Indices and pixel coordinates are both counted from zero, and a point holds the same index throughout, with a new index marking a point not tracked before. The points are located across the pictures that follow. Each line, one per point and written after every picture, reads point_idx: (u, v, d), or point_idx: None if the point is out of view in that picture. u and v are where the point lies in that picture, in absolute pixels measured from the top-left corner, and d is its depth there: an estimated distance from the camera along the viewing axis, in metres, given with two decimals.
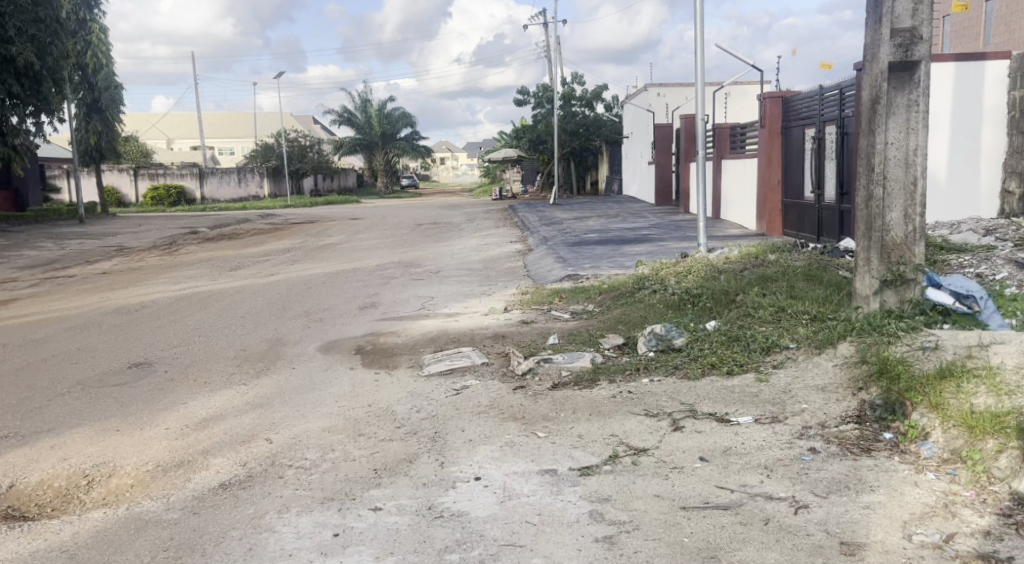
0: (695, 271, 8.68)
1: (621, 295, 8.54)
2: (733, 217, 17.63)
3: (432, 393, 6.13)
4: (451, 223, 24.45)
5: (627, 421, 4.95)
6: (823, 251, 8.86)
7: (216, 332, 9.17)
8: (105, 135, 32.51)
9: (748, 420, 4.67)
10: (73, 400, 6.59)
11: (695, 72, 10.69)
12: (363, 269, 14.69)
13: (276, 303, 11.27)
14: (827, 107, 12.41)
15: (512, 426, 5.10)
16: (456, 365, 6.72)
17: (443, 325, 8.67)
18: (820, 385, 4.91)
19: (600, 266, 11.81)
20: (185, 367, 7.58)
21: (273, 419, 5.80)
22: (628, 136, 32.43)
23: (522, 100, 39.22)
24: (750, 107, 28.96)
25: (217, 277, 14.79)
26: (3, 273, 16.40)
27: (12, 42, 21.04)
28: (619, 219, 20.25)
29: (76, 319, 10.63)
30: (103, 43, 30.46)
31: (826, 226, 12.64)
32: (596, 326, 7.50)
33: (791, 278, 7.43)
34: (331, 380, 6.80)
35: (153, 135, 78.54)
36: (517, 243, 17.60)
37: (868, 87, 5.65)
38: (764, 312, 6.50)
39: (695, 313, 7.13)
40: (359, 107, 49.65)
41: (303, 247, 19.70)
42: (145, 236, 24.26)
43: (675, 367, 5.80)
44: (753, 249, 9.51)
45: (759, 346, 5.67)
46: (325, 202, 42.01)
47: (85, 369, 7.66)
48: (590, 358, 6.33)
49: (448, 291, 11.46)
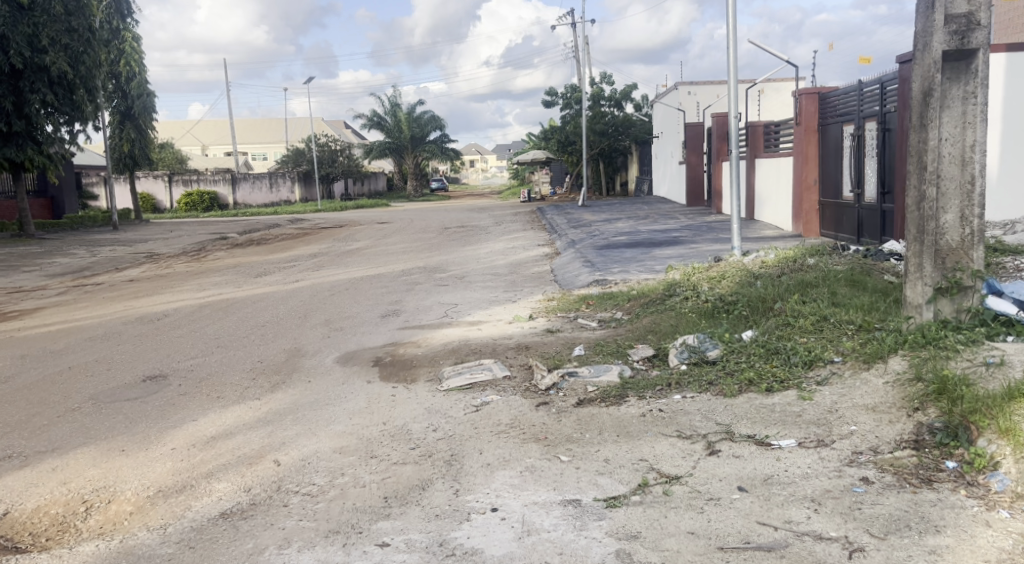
0: (729, 277, 8.26)
1: (651, 302, 8.13)
2: (767, 218, 17.12)
3: (450, 410, 5.77)
4: (479, 226, 24.17)
5: (656, 444, 4.56)
6: (866, 254, 8.39)
7: (234, 342, 8.92)
8: (139, 142, 32.46)
9: (790, 444, 4.27)
10: (80, 416, 6.30)
11: (727, 69, 10.25)
12: (389, 275, 14.42)
13: (298, 311, 11.02)
14: (867, 103, 11.90)
15: (534, 448, 4.74)
16: (477, 379, 6.38)
17: (465, 333, 8.35)
18: (869, 405, 4.49)
19: (630, 270, 11.42)
20: (200, 381, 7.30)
21: (284, 438, 5.47)
22: (658, 136, 31.94)
23: (551, 101, 38.88)
24: (783, 105, 28.35)
25: (242, 284, 14.61)
26: (32, 281, 16.39)
27: (45, 51, 21.26)
28: (649, 221, 19.79)
29: (97, 328, 10.44)
30: (136, 52, 30.82)
31: (866, 226, 12.11)
32: (624, 336, 7.11)
33: (832, 284, 7.02)
34: (346, 395, 6.49)
35: (188, 142, 79.47)
36: (544, 246, 17.22)
37: (919, 79, 5.21)
38: (805, 322, 6.09)
39: (730, 322, 6.73)
40: (388, 111, 49.61)
41: (331, 253, 19.54)
42: (175, 242, 24.30)
43: (709, 383, 5.39)
44: (790, 253, 9.07)
45: (801, 360, 5.26)
46: (355, 207, 41.96)
47: (98, 383, 7.40)
48: (618, 373, 5.94)
49: (473, 297, 11.15)
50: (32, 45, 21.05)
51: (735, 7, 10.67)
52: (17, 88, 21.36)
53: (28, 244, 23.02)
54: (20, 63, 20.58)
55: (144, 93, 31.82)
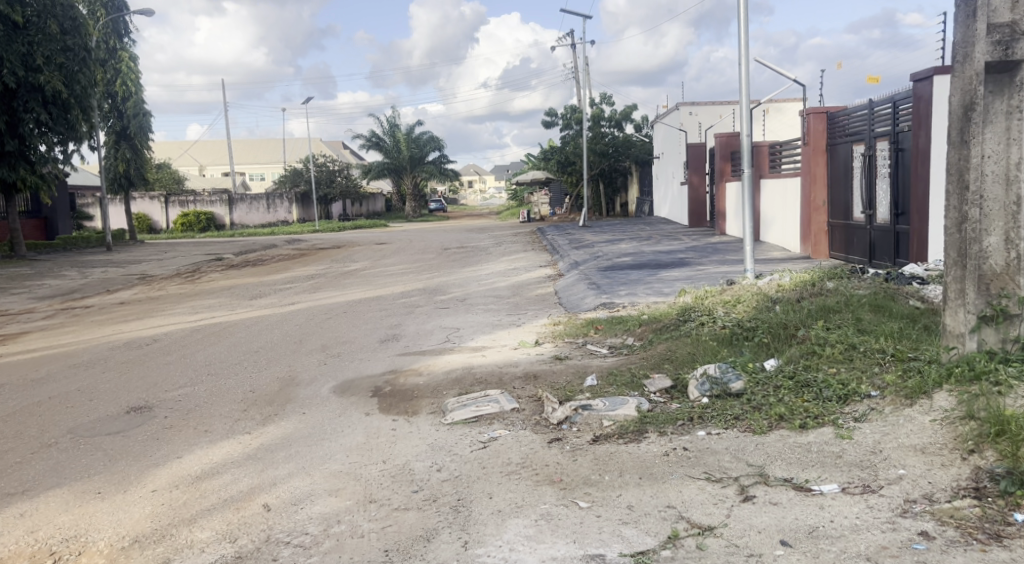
0: (745, 301, 7.88)
1: (664, 327, 7.75)
2: (774, 239, 16.79)
3: (454, 447, 5.37)
4: (479, 247, 23.81)
5: (683, 489, 4.19)
6: (888, 278, 8.03)
7: (226, 370, 8.52)
8: (135, 162, 32.09)
9: (833, 489, 3.89)
10: (56, 453, 5.91)
11: (739, 87, 9.93)
12: (387, 297, 14.05)
13: (293, 335, 10.62)
14: (878, 122, 11.59)
15: (549, 492, 4.37)
16: (483, 412, 5.98)
17: (468, 361, 7.95)
18: (917, 446, 4.10)
19: (637, 293, 11.06)
20: (187, 412, 6.88)
21: (275, 478, 5.07)
22: (659, 157, 31.73)
23: (551, 122, 38.69)
24: (787, 126, 28.10)
25: (236, 307, 14.23)
26: (20, 304, 15.98)
27: (40, 71, 20.99)
28: (652, 242, 19.45)
29: (82, 355, 10.03)
30: (132, 72, 30.57)
31: (879, 248, 11.76)
32: (638, 364, 6.74)
33: (856, 310, 6.65)
34: (343, 428, 6.08)
35: (186, 162, 79.40)
36: (546, 268, 16.85)
37: (959, 92, 4.91)
38: (833, 351, 5.71)
39: (751, 350, 6.36)
40: (387, 132, 49.32)
41: (328, 274, 19.14)
42: (169, 263, 23.91)
43: (734, 418, 5.01)
44: (807, 275, 8.72)
45: (835, 395, 4.88)
46: (353, 227, 41.68)
47: (79, 415, 7.00)
48: (635, 406, 5.56)
49: (475, 321, 10.75)
50: (26, 64, 20.76)
51: (745, 22, 10.40)
52: (11, 107, 21.03)
53: (19, 265, 22.61)
54: (13, 82, 20.27)
55: (141, 113, 31.46)
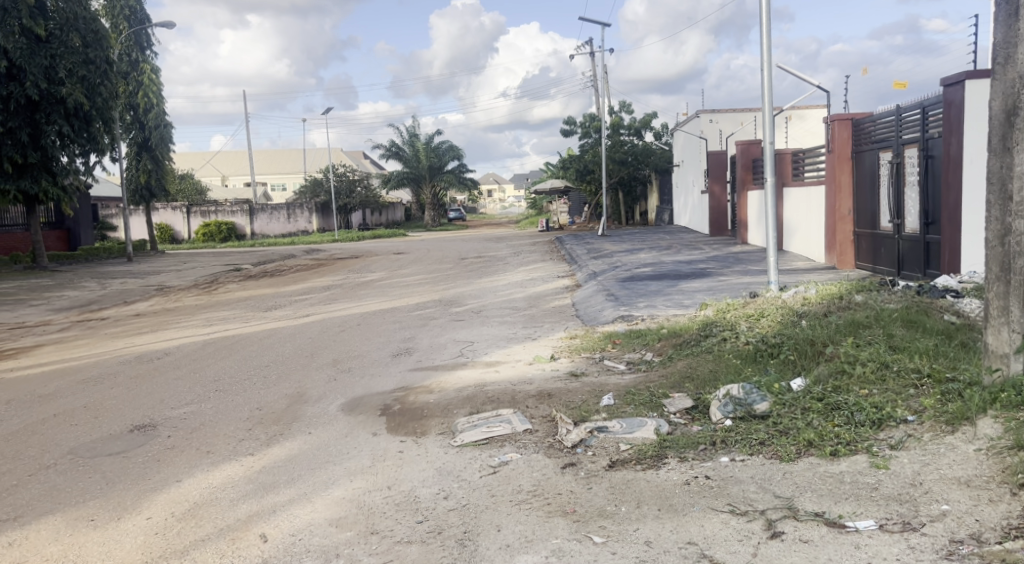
0: (768, 315, 7.56)
1: (684, 343, 7.45)
2: (797, 247, 16.41)
3: (463, 472, 5.09)
4: (497, 257, 23.55)
5: (705, 523, 3.89)
6: (919, 291, 7.69)
7: (234, 386, 8.28)
8: (156, 173, 32.01)
9: (869, 526, 3.63)
10: (53, 477, 5.68)
11: (762, 93, 9.62)
12: (402, 309, 13.82)
13: (304, 349, 10.39)
14: (905, 129, 11.25)
15: (561, 525, 4.10)
16: (494, 433, 5.70)
17: (481, 377, 7.68)
18: (961, 478, 3.86)
19: (656, 305, 10.76)
20: (191, 432, 6.65)
21: (276, 505, 4.82)
22: (679, 165, 31.38)
23: (569, 130, 38.45)
24: (809, 134, 27.70)
25: (250, 319, 14.05)
26: (37, 316, 15.91)
27: (62, 83, 21.01)
28: (672, 251, 19.11)
29: (92, 369, 9.84)
30: (153, 84, 30.63)
31: (908, 259, 11.39)
32: (658, 383, 6.43)
33: (887, 325, 6.33)
34: (349, 450, 5.82)
35: (209, 173, 79.93)
36: (564, 279, 16.56)
37: (1000, 95, 4.64)
38: (864, 371, 5.41)
39: (776, 369, 6.06)
40: (406, 141, 49.27)
41: (344, 285, 18.94)
42: (188, 274, 23.84)
43: (759, 444, 4.72)
44: (833, 288, 8.40)
45: (868, 419, 4.57)
46: (372, 236, 41.56)
47: (81, 434, 6.77)
48: (654, 428, 5.28)
49: (490, 334, 10.47)
50: (49, 77, 20.80)
51: (768, 27, 10.11)
52: (34, 119, 21.04)
53: (39, 276, 22.61)
54: (36, 94, 20.29)
55: (162, 124, 31.51)
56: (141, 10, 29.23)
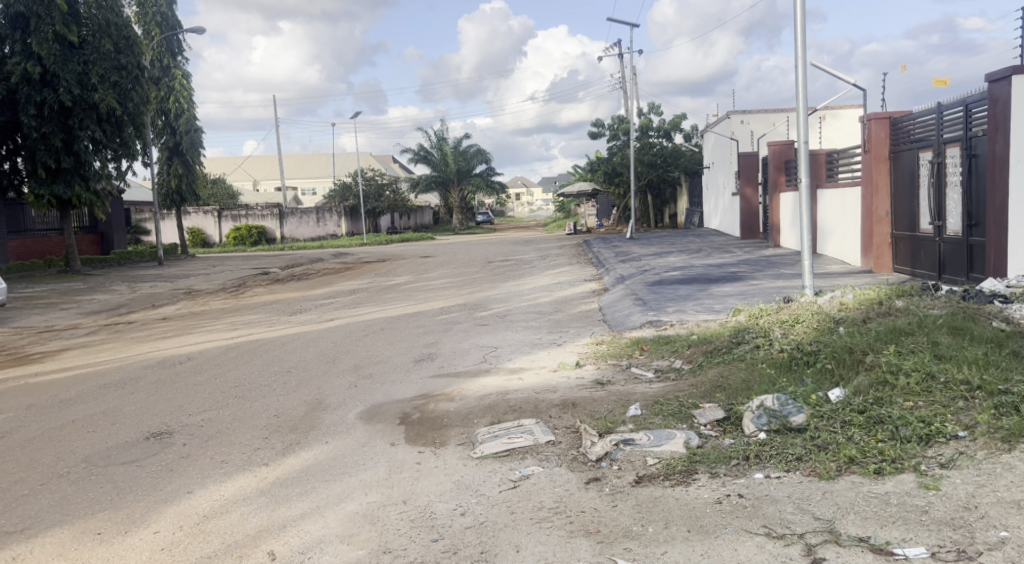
0: (804, 321, 7.25)
1: (715, 350, 7.16)
2: (832, 250, 15.97)
3: (481, 487, 4.85)
4: (524, 260, 23.32)
5: (738, 547, 3.62)
6: (964, 295, 7.33)
7: (254, 393, 8.07)
8: (187, 178, 32.02)
9: (920, 554, 3.36)
10: (66, 484, 5.47)
11: (797, 93, 9.29)
12: (427, 313, 13.60)
13: (327, 355, 10.19)
14: (946, 127, 10.87)
15: (584, 547, 3.85)
16: (515, 445, 5.46)
17: (504, 384, 7.44)
18: (1021, 502, 3.59)
19: (685, 310, 10.45)
20: (207, 439, 6.42)
21: (286, 519, 4.60)
22: (709, 167, 30.92)
23: (597, 133, 38.13)
24: (842, 134, 27.16)
25: (274, 323, 13.91)
26: (66, 320, 15.93)
27: (94, 89, 21.10)
28: (701, 255, 18.74)
29: (114, 375, 9.70)
30: (183, 89, 30.73)
31: (949, 262, 10.97)
32: (688, 392, 6.14)
33: (931, 332, 6.01)
34: (365, 460, 5.58)
35: (240, 177, 80.64)
36: (592, 282, 16.26)
37: None
38: (908, 382, 5.13)
39: (814, 379, 5.76)
40: (435, 145, 49.20)
41: (370, 289, 18.79)
42: (216, 277, 23.89)
43: (796, 460, 4.45)
44: (872, 293, 8.04)
45: (915, 435, 4.29)
46: (400, 240, 41.50)
47: (98, 440, 6.59)
48: (683, 442, 5.01)
49: (514, 340, 10.22)
50: (82, 83, 20.89)
51: (802, 25, 9.77)
52: (67, 125, 21.11)
53: (72, 280, 22.77)
54: (69, 100, 20.36)
55: (193, 129, 31.55)
56: (173, 17, 29.39)
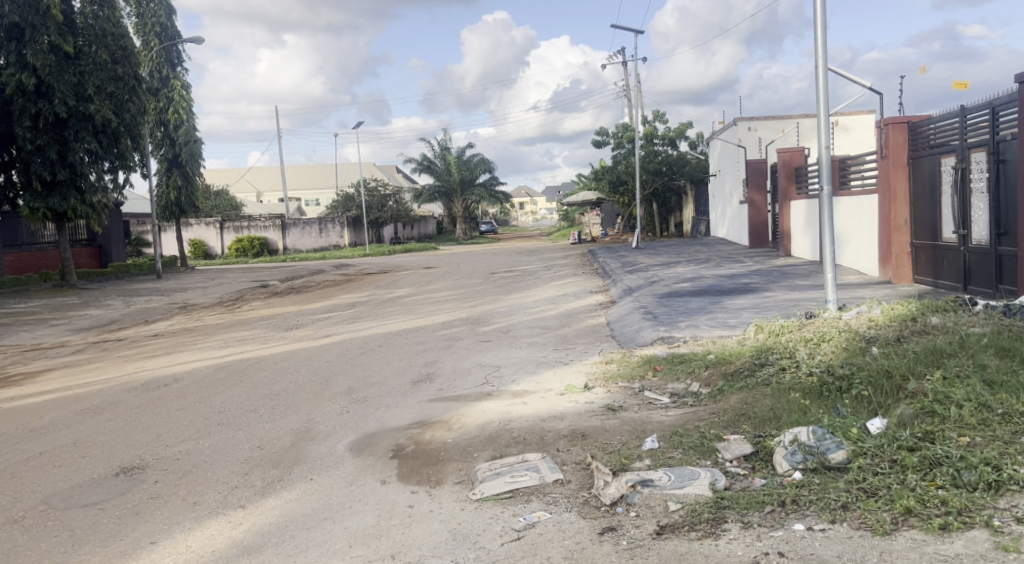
0: (832, 340, 6.65)
1: (736, 373, 6.57)
2: (848, 259, 15.33)
3: (481, 537, 4.27)
4: (528, 271, 22.73)
5: None
6: (1004, 312, 6.74)
7: (238, 420, 7.48)
8: (185, 190, 31.41)
9: None
10: (17, 532, 4.92)
11: (817, 95, 8.73)
12: (427, 329, 13.01)
13: (319, 376, 9.58)
14: (970, 132, 10.31)
15: None
16: (519, 485, 4.88)
17: (506, 410, 6.85)
18: None
19: (698, 324, 9.88)
20: (181, 476, 5.85)
21: None
22: (716, 174, 30.34)
23: (602, 141, 37.62)
24: (851, 143, 26.65)
25: (268, 339, 13.36)
26: (55, 337, 15.42)
27: (90, 100, 20.64)
28: (711, 265, 18.14)
29: (93, 399, 9.12)
30: (182, 101, 30.16)
31: (975, 273, 10.41)
32: (710, 421, 5.55)
33: (976, 352, 5.43)
34: (352, 503, 5.01)
35: (244, 189, 80.36)
36: (598, 295, 15.68)
37: None
38: (961, 414, 4.54)
39: (847, 407, 5.19)
40: (438, 155, 48.46)
41: (370, 302, 18.20)
42: (214, 291, 23.34)
43: (842, 506, 3.93)
44: (902, 307, 7.45)
45: (982, 482, 3.83)
46: (403, 250, 40.91)
47: (62, 476, 6.02)
48: (708, 483, 4.42)
49: (518, 358, 9.64)
50: (78, 94, 20.42)
51: (821, 24, 9.26)
52: (62, 137, 20.61)
53: (66, 295, 22.24)
54: (64, 112, 19.87)
55: (192, 140, 30.91)
56: (172, 26, 28.95)
